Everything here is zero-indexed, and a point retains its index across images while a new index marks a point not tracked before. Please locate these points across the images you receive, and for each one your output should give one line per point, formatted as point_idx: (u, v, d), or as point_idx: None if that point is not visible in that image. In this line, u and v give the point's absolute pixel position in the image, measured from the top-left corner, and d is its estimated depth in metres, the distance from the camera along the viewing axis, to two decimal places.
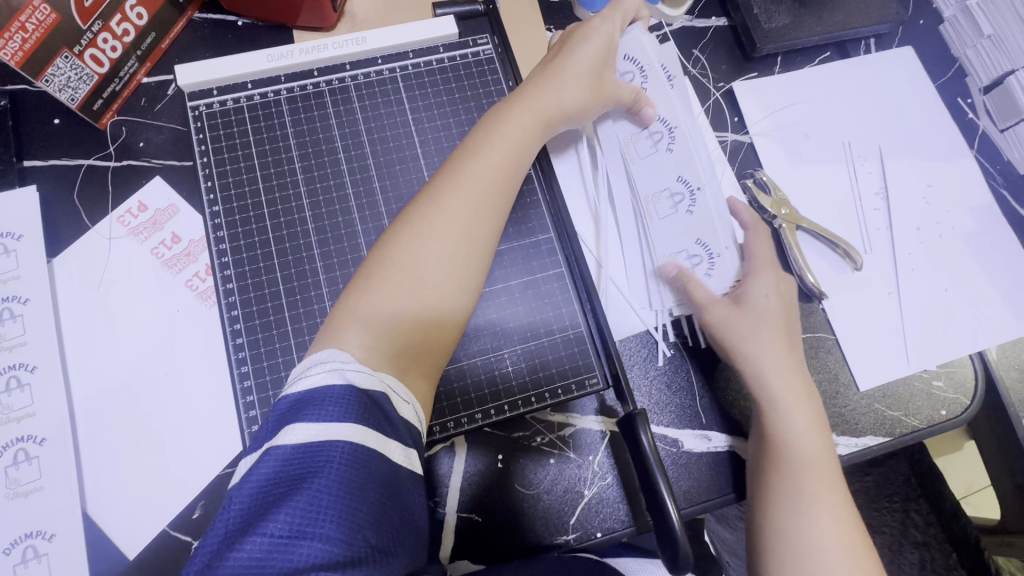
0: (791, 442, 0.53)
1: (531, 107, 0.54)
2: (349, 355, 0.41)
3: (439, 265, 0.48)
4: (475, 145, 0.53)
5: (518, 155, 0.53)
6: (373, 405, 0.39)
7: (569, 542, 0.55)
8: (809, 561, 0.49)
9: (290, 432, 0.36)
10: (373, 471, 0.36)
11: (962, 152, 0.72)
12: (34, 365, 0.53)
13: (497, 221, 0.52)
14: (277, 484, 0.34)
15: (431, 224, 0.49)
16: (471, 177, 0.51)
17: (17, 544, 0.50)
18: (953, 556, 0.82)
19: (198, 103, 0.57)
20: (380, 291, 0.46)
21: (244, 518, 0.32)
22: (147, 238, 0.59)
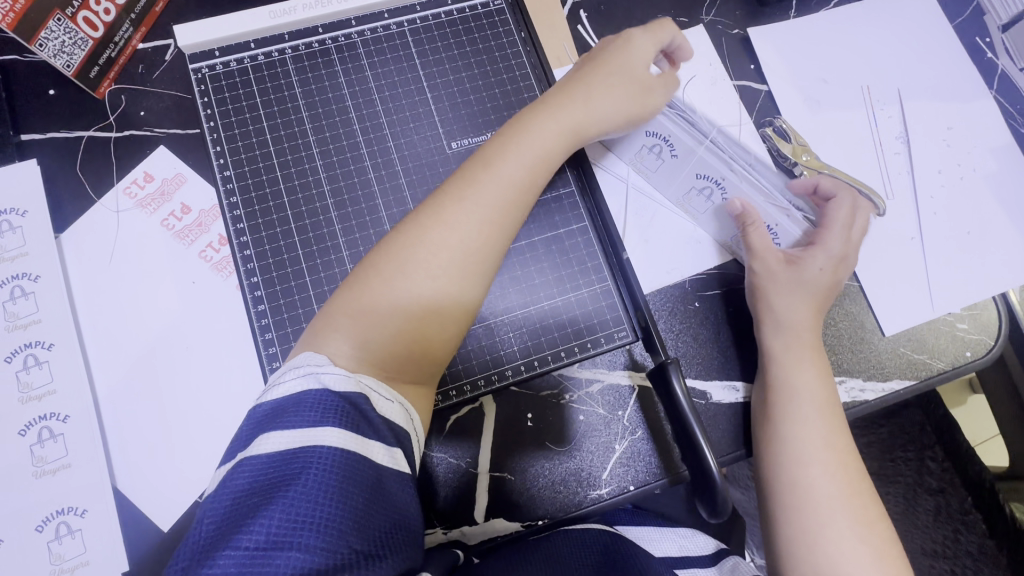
0: (800, 399, 0.53)
1: (560, 118, 0.52)
2: (321, 359, 0.42)
3: (435, 281, 0.47)
4: (490, 153, 0.51)
5: (533, 173, 0.51)
6: (350, 409, 0.40)
7: (603, 496, 0.55)
8: (820, 508, 0.51)
9: (263, 442, 0.38)
10: (352, 475, 0.37)
11: (982, 92, 0.70)
12: (51, 342, 0.52)
13: (503, 243, 0.50)
14: (255, 487, 0.36)
15: (433, 236, 0.48)
16: (478, 192, 0.49)
17: (50, 521, 0.49)
18: (968, 500, 0.81)
19: (200, 66, 0.55)
20: (377, 298, 0.46)
21: (224, 522, 0.35)
22: (156, 210, 0.57)
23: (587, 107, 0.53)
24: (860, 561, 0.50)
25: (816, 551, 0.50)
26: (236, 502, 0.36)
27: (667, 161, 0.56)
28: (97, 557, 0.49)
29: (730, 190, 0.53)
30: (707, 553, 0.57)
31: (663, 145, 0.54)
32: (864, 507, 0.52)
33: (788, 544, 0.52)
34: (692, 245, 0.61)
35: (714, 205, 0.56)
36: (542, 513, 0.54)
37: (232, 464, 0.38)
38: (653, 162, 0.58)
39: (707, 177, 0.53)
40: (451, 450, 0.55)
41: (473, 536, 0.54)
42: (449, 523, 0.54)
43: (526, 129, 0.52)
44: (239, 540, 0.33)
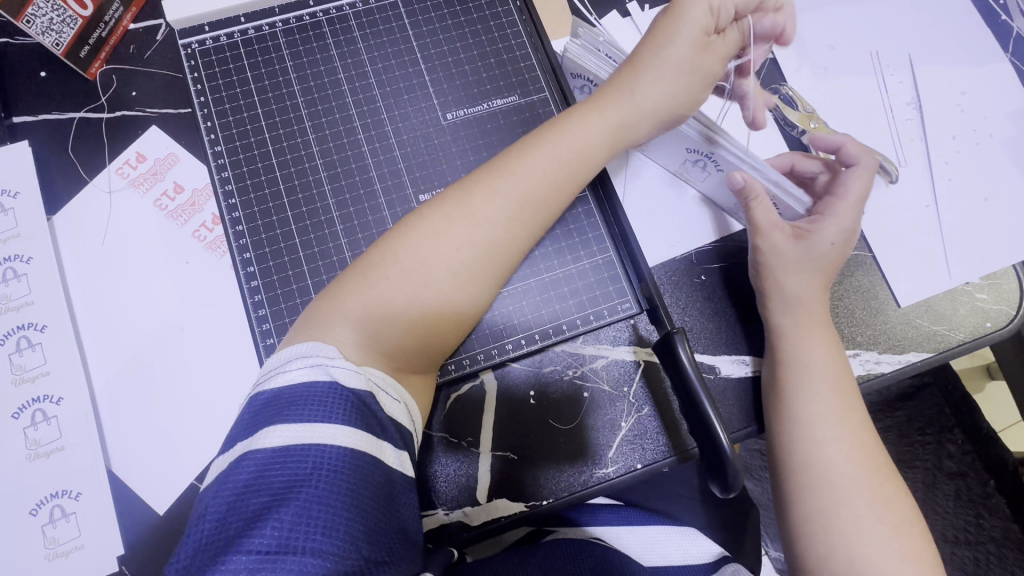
0: (811, 374, 0.51)
1: (612, 115, 0.49)
2: (333, 351, 0.41)
3: (453, 280, 0.45)
4: (529, 147, 0.49)
5: (566, 181, 0.49)
6: (359, 405, 0.39)
7: (610, 475, 0.53)
8: (837, 487, 0.49)
9: (268, 436, 0.36)
10: (363, 477, 0.37)
11: (997, 55, 0.67)
12: (44, 324, 0.51)
13: (526, 243, 0.48)
14: (260, 485, 0.34)
15: (455, 234, 0.46)
16: (510, 191, 0.47)
17: (44, 504, 0.49)
18: (991, 483, 0.77)
19: (190, 41, 0.55)
20: (388, 287, 0.44)
21: (228, 521, 0.33)
22: (148, 190, 0.56)
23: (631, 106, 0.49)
24: (879, 540, 0.48)
25: (830, 529, 0.49)
26: (239, 500, 0.34)
27: (654, 138, 0.53)
28: (92, 541, 0.48)
29: (721, 162, 0.50)
30: (709, 560, 0.64)
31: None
32: (884, 485, 0.50)
33: (803, 523, 0.50)
34: (696, 216, 0.59)
35: (710, 174, 0.53)
36: (547, 492, 0.53)
37: (234, 458, 0.37)
38: (639, 139, 0.56)
39: (696, 151, 0.51)
40: (451, 428, 0.53)
41: (476, 516, 0.52)
42: (451, 503, 0.52)
43: (572, 126, 0.49)
44: (247, 542, 0.31)
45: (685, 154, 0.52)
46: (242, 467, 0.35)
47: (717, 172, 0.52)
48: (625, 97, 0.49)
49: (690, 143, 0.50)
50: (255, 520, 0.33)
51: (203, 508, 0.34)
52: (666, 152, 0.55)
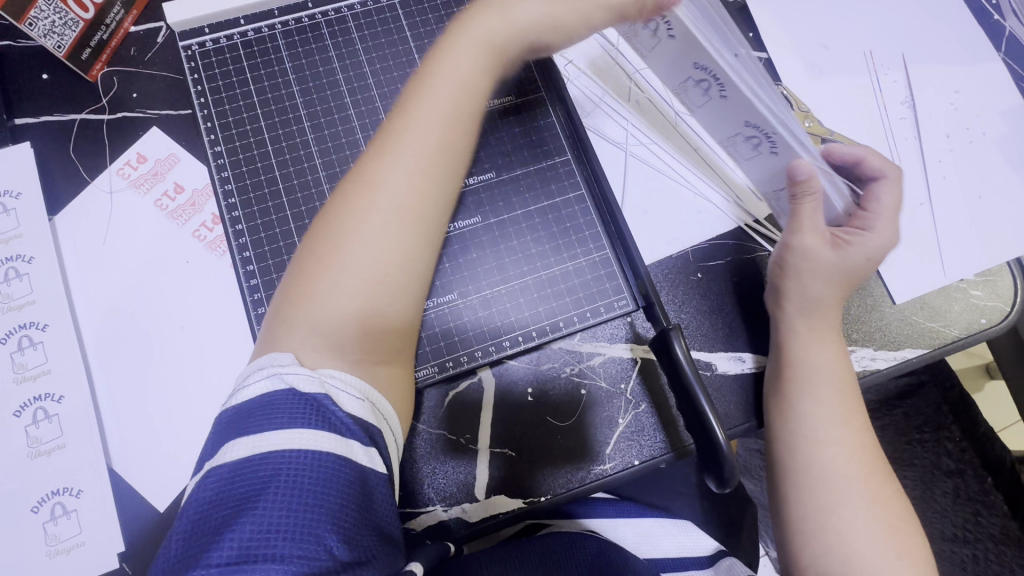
0: (812, 370, 0.52)
1: (466, 44, 0.50)
2: (284, 359, 0.41)
3: (378, 246, 0.45)
4: (402, 105, 0.48)
5: (454, 116, 0.48)
6: (314, 408, 0.39)
7: (607, 472, 0.53)
8: (833, 488, 0.50)
9: (226, 454, 0.37)
10: (328, 476, 0.36)
11: (989, 53, 0.68)
12: (45, 323, 0.52)
13: (443, 195, 0.47)
14: (222, 499, 0.35)
15: (368, 205, 0.45)
16: (404, 137, 0.47)
17: (45, 501, 0.49)
18: (989, 481, 0.77)
19: (190, 42, 0.55)
20: (322, 280, 0.44)
21: (193, 538, 0.34)
22: (149, 190, 0.57)
23: (496, 24, 0.50)
24: (871, 538, 0.49)
25: (825, 528, 0.50)
26: (203, 516, 0.35)
27: (716, 99, 0.43)
28: (93, 538, 0.49)
29: (780, 145, 0.43)
30: (706, 554, 0.65)
31: (711, 81, 0.41)
32: (880, 485, 0.50)
33: (799, 520, 0.51)
34: (691, 214, 0.59)
35: (762, 155, 0.46)
36: (545, 490, 0.53)
37: (199, 475, 0.37)
38: (699, 96, 0.45)
39: (754, 127, 0.43)
40: (449, 426, 0.54)
41: (475, 512, 0.52)
42: (449, 500, 0.52)
43: (430, 67, 0.49)
44: (211, 555, 0.32)
45: (741, 127, 0.44)
46: (202, 485, 0.36)
47: (770, 153, 0.45)
48: (465, 35, 0.50)
49: (753, 118, 0.42)
50: (217, 534, 0.33)
51: (172, 527, 0.35)
52: (721, 120, 0.46)
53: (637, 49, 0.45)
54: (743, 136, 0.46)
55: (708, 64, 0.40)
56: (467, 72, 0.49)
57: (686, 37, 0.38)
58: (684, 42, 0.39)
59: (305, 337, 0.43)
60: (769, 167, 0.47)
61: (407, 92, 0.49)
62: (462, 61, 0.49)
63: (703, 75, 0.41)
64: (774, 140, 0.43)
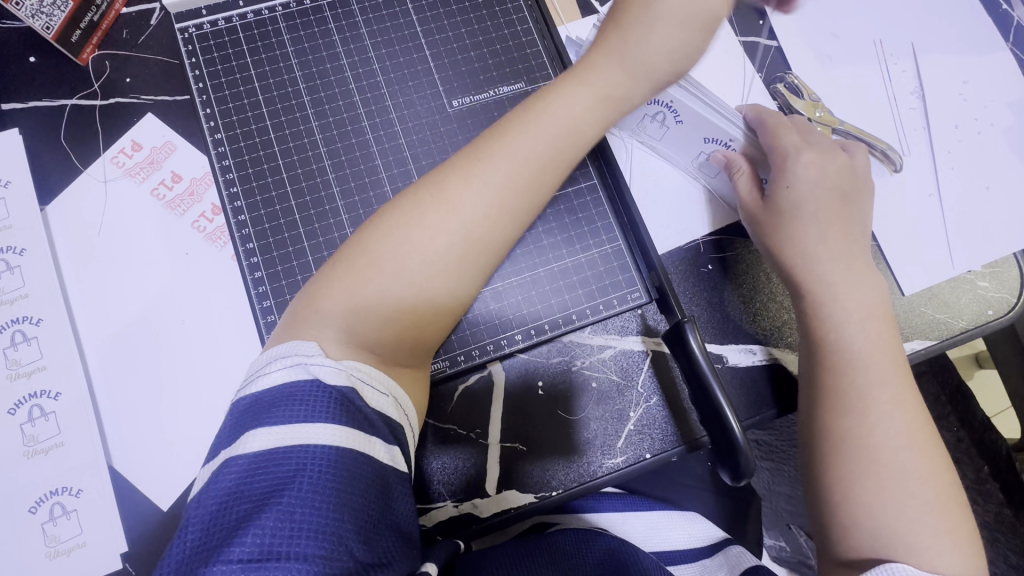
0: (855, 352, 0.49)
1: (593, 88, 0.48)
2: (309, 348, 0.40)
3: (429, 270, 0.44)
4: (506, 129, 0.47)
5: (560, 147, 0.47)
6: (341, 402, 0.37)
7: (618, 465, 0.53)
8: (880, 474, 0.47)
9: (249, 441, 0.36)
10: (352, 474, 0.36)
11: (999, 44, 0.67)
12: (39, 318, 0.50)
13: (507, 233, 0.46)
14: (244, 491, 0.34)
15: (426, 229, 0.44)
16: (500, 164, 0.45)
17: (43, 501, 0.48)
18: (985, 469, 0.78)
19: (187, 25, 0.53)
20: (366, 287, 0.43)
21: (213, 529, 0.32)
22: (145, 179, 0.55)
23: (605, 82, 0.48)
24: (918, 527, 0.46)
25: (868, 515, 0.47)
26: (223, 508, 0.33)
27: (672, 128, 0.53)
28: (94, 539, 0.48)
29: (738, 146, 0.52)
30: (710, 543, 0.66)
31: (666, 111, 0.51)
32: (930, 472, 0.48)
33: (840, 509, 0.47)
34: (702, 204, 0.58)
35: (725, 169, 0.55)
36: (556, 484, 0.52)
37: (217, 464, 0.36)
38: (655, 128, 0.55)
39: (714, 141, 0.52)
40: (458, 420, 0.53)
41: (485, 508, 0.52)
42: (459, 495, 0.52)
43: (552, 97, 0.48)
44: (231, 551, 0.31)
45: (702, 145, 0.53)
46: (224, 473, 0.34)
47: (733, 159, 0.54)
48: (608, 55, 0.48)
49: (708, 132, 0.51)
50: (239, 527, 0.32)
51: (187, 518, 0.34)
52: (681, 144, 0.55)
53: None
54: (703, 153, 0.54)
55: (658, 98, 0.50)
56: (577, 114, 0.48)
57: None
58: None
59: (313, 333, 0.41)
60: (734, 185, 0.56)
61: (519, 114, 0.48)
62: (577, 99, 0.48)
63: (659, 108, 0.51)
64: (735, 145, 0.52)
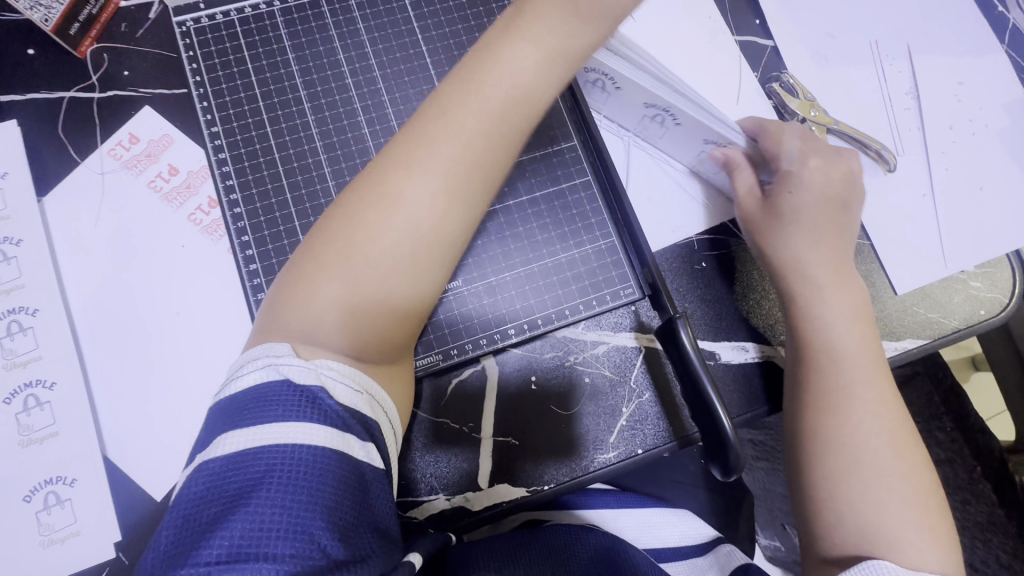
0: (836, 352, 0.49)
1: (541, 50, 0.42)
2: (281, 348, 0.39)
3: (380, 273, 0.41)
4: (446, 106, 0.42)
5: (510, 115, 0.42)
6: (313, 403, 0.37)
7: (610, 460, 0.53)
8: (859, 469, 0.47)
9: (221, 444, 0.36)
10: (325, 472, 0.36)
11: (994, 46, 0.67)
12: (35, 308, 0.50)
13: (465, 216, 0.43)
14: (215, 493, 0.34)
15: (370, 229, 0.41)
16: (441, 147, 0.41)
17: (38, 491, 0.48)
18: (978, 469, 0.78)
19: (185, 19, 0.53)
20: (321, 296, 0.41)
21: (183, 531, 0.33)
22: (142, 171, 0.55)
23: (552, 20, 0.42)
24: (901, 520, 0.46)
25: (851, 509, 0.47)
26: (195, 511, 0.34)
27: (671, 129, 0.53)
28: (88, 528, 0.48)
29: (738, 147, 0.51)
30: (705, 541, 0.66)
31: (665, 115, 0.51)
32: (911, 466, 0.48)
33: (822, 501, 0.48)
34: (696, 202, 0.59)
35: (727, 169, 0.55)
36: (548, 477, 0.53)
37: (191, 468, 0.36)
38: (657, 128, 0.55)
39: (712, 144, 0.52)
40: (451, 414, 0.53)
41: (478, 501, 0.52)
42: (452, 489, 0.52)
43: (491, 63, 0.42)
44: (202, 554, 0.31)
45: (701, 146, 0.53)
46: (196, 477, 0.35)
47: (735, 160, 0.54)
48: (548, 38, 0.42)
49: (709, 136, 0.51)
50: (210, 530, 0.32)
51: (163, 521, 0.34)
52: (681, 142, 0.55)
53: (597, 106, 0.58)
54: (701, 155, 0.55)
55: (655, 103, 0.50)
56: (528, 74, 0.42)
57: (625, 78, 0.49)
58: (627, 91, 0.50)
59: (306, 325, 0.41)
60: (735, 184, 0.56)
61: (458, 84, 0.42)
62: (525, 63, 0.42)
63: (657, 109, 0.51)
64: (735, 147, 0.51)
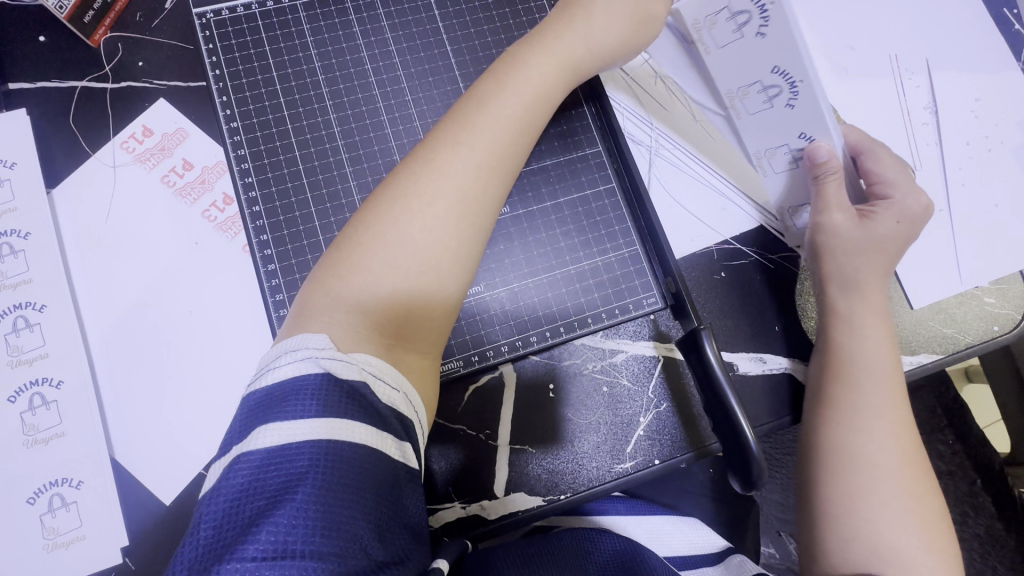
0: (863, 360, 0.51)
1: (557, 51, 0.48)
2: (321, 341, 0.39)
3: (429, 237, 0.43)
4: (484, 91, 0.46)
5: (535, 107, 0.47)
6: (354, 398, 0.37)
7: (627, 470, 0.53)
8: (862, 475, 0.48)
9: (260, 437, 0.35)
10: (365, 469, 0.35)
11: (1010, 63, 0.68)
12: (42, 304, 0.49)
13: (501, 189, 0.46)
14: (256, 487, 0.33)
15: (422, 192, 0.43)
16: (483, 119, 0.45)
17: (42, 493, 0.47)
18: (978, 482, 0.79)
19: (205, 10, 0.52)
20: (366, 264, 0.42)
21: (224, 526, 0.32)
22: (155, 165, 0.53)
23: (579, 34, 0.48)
24: (898, 527, 0.47)
25: (861, 521, 0.48)
26: (236, 505, 0.32)
27: (775, 109, 0.47)
28: (94, 533, 0.47)
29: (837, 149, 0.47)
30: (715, 550, 0.65)
31: (784, 87, 0.45)
32: (916, 478, 0.49)
33: (826, 504, 0.49)
34: (718, 212, 0.58)
35: (799, 170, 0.50)
36: (565, 487, 0.52)
37: (228, 461, 0.35)
38: (759, 104, 0.48)
39: (807, 141, 0.47)
40: (468, 421, 0.52)
41: (493, 510, 0.51)
42: (467, 496, 0.51)
43: (520, 60, 0.48)
44: (245, 549, 0.30)
45: (791, 140, 0.48)
46: (235, 469, 0.34)
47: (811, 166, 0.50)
48: (550, 44, 0.48)
49: (809, 128, 0.46)
50: (252, 526, 0.31)
51: (199, 515, 0.33)
52: (769, 130, 0.49)
53: (706, 45, 0.49)
54: (789, 147, 0.49)
55: (786, 68, 0.44)
56: (547, 67, 0.47)
57: (767, 37, 0.42)
58: (772, 40, 0.43)
59: (331, 329, 0.40)
60: (798, 184, 0.52)
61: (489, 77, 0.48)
62: (547, 63, 0.48)
63: (778, 81, 0.45)
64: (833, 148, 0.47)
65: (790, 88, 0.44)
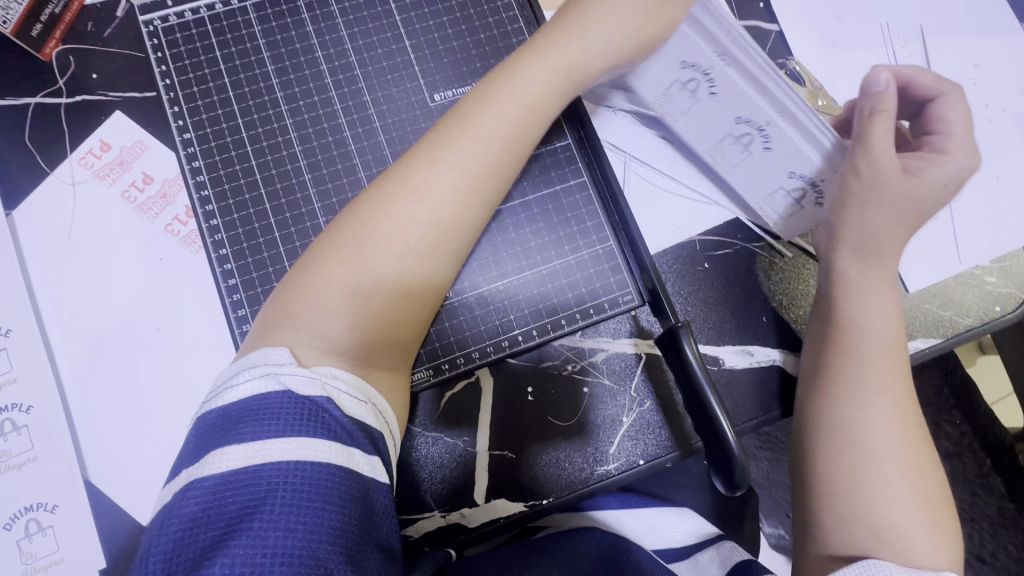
0: (852, 319, 0.47)
1: (552, 60, 0.46)
2: (281, 356, 0.38)
3: (402, 259, 0.42)
4: (474, 107, 0.45)
5: (526, 123, 0.46)
6: (315, 414, 0.36)
7: (611, 472, 0.51)
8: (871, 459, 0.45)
9: (216, 460, 0.34)
10: (329, 489, 0.34)
11: (1012, 23, 0.64)
12: (7, 328, 0.49)
13: (480, 214, 0.45)
14: (210, 515, 0.32)
15: (394, 210, 0.42)
16: (466, 141, 0.44)
17: (18, 518, 0.46)
18: (987, 462, 0.75)
19: (152, 17, 0.50)
20: (332, 277, 0.41)
21: (177, 559, 0.31)
22: (115, 181, 0.52)
23: (576, 48, 0.46)
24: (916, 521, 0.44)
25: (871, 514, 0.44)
26: (188, 535, 0.32)
27: (702, 100, 0.49)
28: (71, 554, 0.47)
29: (773, 136, 0.48)
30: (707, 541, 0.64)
31: (701, 80, 0.47)
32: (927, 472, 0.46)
33: (826, 482, 0.46)
34: (698, 200, 0.56)
35: (752, 155, 0.51)
36: (547, 492, 0.51)
37: (182, 486, 0.34)
38: (687, 103, 0.50)
39: (747, 123, 0.48)
40: (445, 428, 0.51)
41: (473, 518, 0.50)
42: (447, 505, 0.50)
43: (515, 77, 0.46)
44: None
45: (731, 126, 0.49)
46: (188, 497, 0.33)
47: (760, 151, 0.50)
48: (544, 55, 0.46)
49: (747, 112, 0.47)
50: (207, 556, 0.31)
51: (149, 544, 0.32)
52: (706, 123, 0.51)
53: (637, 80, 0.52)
54: (732, 137, 0.50)
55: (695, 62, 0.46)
56: (537, 80, 0.46)
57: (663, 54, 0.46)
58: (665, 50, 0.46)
59: (287, 343, 0.39)
60: (760, 169, 0.51)
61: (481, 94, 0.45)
62: (538, 76, 0.46)
63: (692, 73, 0.47)
64: (768, 133, 0.48)
65: (705, 76, 0.46)
